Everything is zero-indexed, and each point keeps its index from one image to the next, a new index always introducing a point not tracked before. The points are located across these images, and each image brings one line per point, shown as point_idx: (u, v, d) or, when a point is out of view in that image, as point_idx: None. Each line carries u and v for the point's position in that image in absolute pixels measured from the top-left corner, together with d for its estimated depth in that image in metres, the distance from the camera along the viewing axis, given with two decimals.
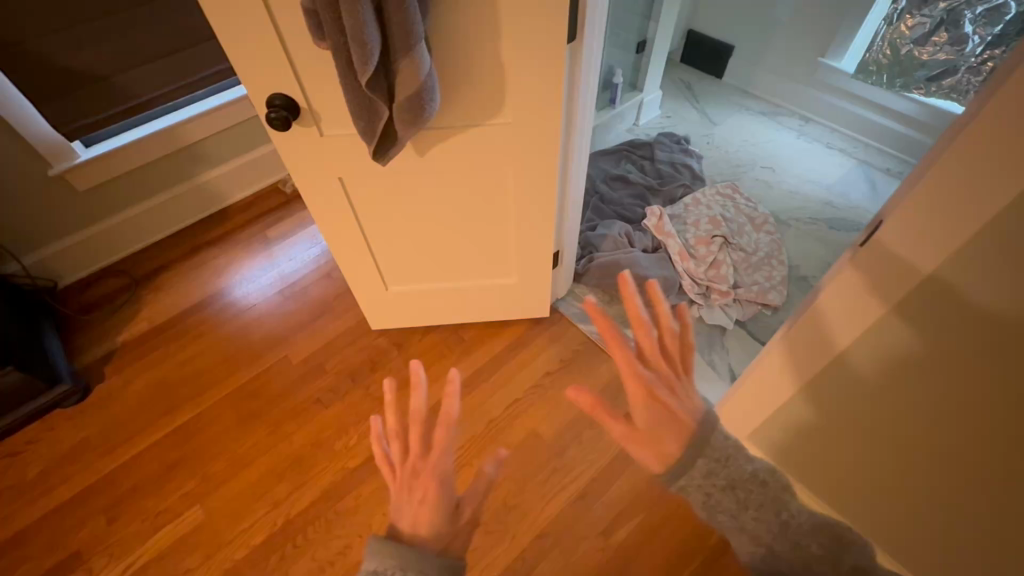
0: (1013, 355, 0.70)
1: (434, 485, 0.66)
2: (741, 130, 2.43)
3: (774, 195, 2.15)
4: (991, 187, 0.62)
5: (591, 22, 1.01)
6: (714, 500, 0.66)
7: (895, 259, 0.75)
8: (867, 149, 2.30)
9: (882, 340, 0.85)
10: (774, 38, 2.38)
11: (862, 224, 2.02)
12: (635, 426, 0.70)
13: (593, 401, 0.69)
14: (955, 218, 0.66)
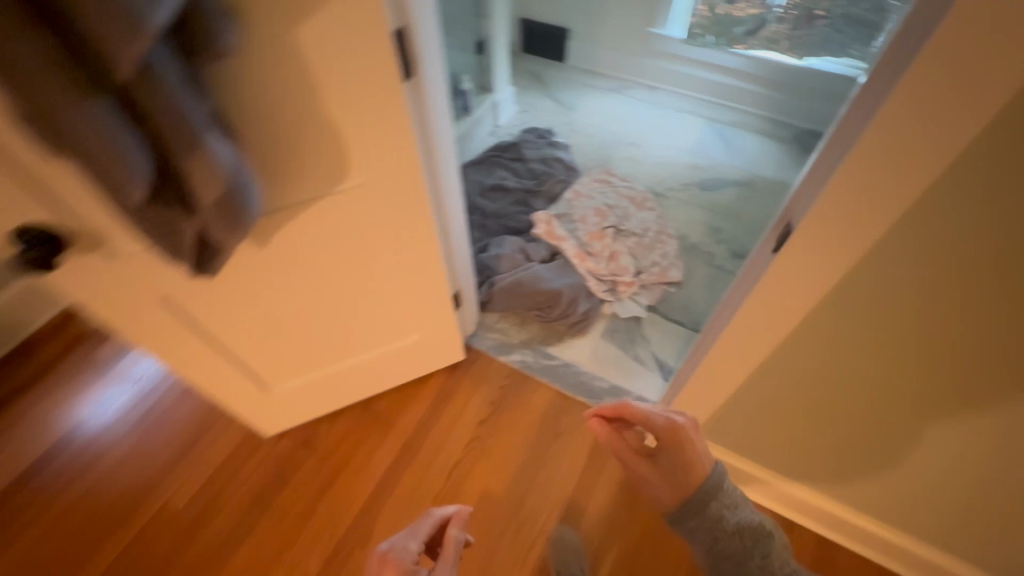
0: (930, 318, 0.72)
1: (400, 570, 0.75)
2: (598, 111, 2.44)
3: (646, 169, 2.18)
4: (896, 183, 0.58)
5: (425, 51, 0.85)
6: (722, 541, 0.85)
7: (815, 261, 0.71)
8: (710, 106, 2.43)
9: (811, 331, 0.83)
10: (605, 16, 2.42)
11: (727, 179, 2.13)
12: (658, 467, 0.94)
13: (612, 439, 1.02)
14: (864, 215, 0.63)
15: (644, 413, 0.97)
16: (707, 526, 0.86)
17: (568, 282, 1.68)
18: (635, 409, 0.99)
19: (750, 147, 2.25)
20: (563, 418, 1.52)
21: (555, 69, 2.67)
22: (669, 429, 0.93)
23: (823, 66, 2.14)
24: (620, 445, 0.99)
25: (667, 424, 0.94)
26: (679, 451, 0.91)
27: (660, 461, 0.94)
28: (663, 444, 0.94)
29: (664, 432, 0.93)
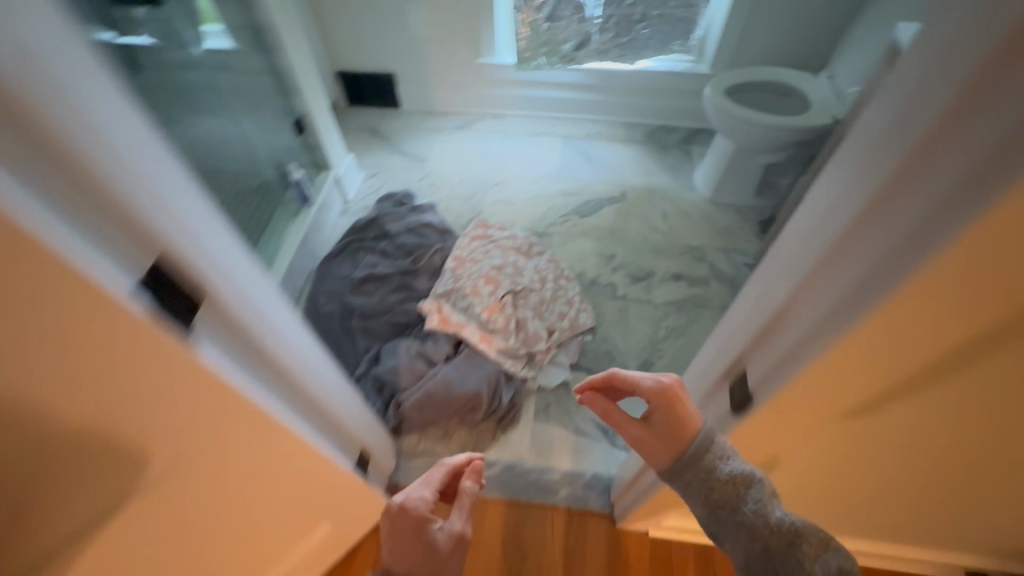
0: (925, 424, 0.65)
1: (409, 537, 0.87)
2: (452, 156, 2.26)
3: (521, 210, 2.06)
4: (919, 342, 0.48)
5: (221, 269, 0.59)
6: (715, 489, 0.74)
7: (807, 398, 0.60)
8: (561, 123, 2.35)
9: (798, 439, 0.74)
10: (430, 55, 2.23)
11: (602, 199, 2.08)
12: (653, 427, 0.82)
13: (606, 409, 0.90)
14: (871, 365, 0.52)
15: (629, 381, 0.86)
16: (700, 478, 0.75)
17: (484, 375, 1.48)
18: (621, 377, 0.88)
19: (611, 157, 2.23)
20: (525, 530, 1.35)
21: (392, 118, 2.42)
22: (658, 392, 0.82)
23: (657, 67, 2.16)
24: (612, 412, 0.88)
25: (654, 386, 0.83)
26: (669, 412, 0.80)
27: (651, 423, 0.82)
28: (653, 408, 0.82)
29: (652, 395, 0.82)
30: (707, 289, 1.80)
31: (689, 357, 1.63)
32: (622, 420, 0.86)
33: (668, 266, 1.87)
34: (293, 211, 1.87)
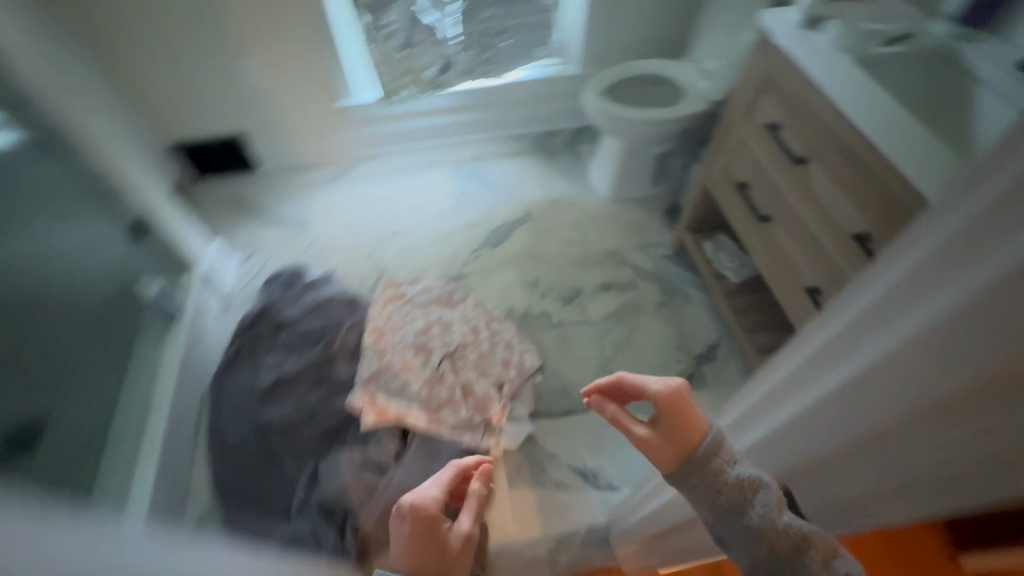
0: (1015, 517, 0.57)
1: (416, 534, 0.87)
2: (337, 212, 2.03)
3: (429, 255, 1.89)
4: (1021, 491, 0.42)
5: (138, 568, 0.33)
6: (720, 493, 0.61)
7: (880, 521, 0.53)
8: (446, 150, 2.19)
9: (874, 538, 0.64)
10: (280, 106, 1.96)
11: (509, 223, 1.98)
12: (659, 432, 0.70)
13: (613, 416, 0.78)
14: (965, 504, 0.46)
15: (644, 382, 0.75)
16: (703, 482, 0.63)
17: (443, 465, 1.33)
18: (634, 378, 0.78)
19: (505, 174, 2.13)
20: None
21: (252, 182, 2.10)
22: (674, 394, 0.71)
23: (530, 75, 2.09)
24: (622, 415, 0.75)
25: (668, 388, 0.72)
26: (681, 417, 0.68)
27: (657, 427, 0.70)
28: (662, 412, 0.71)
29: (664, 395, 0.71)
30: (637, 291, 1.78)
31: (641, 368, 1.59)
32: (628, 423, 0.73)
33: (594, 278, 1.82)
34: (161, 330, 1.56)
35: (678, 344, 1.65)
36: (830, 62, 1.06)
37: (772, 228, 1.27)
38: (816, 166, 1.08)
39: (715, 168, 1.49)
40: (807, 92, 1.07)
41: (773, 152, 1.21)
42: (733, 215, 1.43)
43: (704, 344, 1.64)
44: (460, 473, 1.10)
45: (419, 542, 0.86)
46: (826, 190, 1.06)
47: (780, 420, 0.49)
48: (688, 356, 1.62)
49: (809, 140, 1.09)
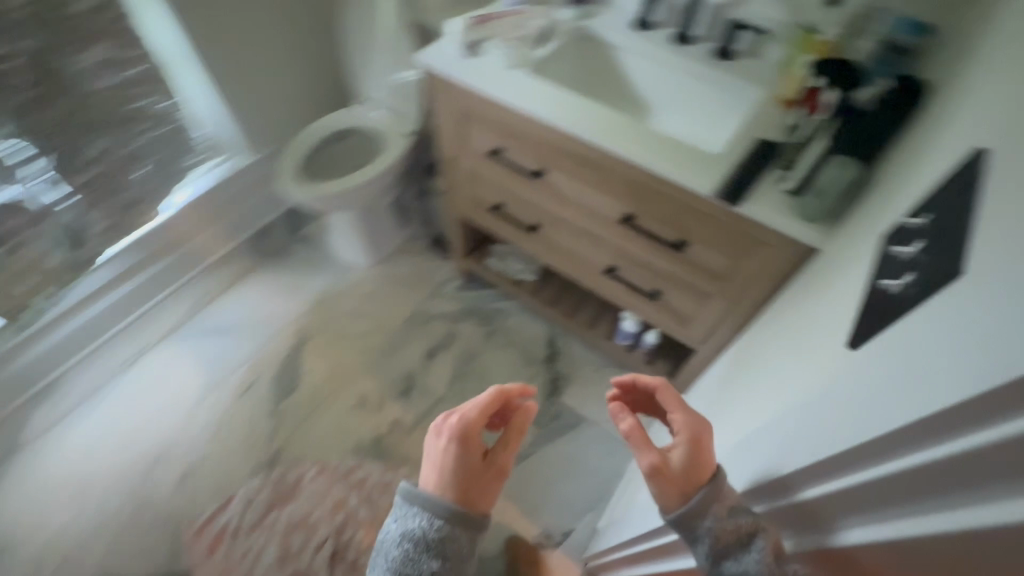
0: None
1: (457, 468, 0.67)
2: (53, 491, 1.42)
3: (221, 456, 1.47)
4: None
5: None
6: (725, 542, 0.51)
7: None
8: (153, 321, 1.66)
9: None
10: None
11: (289, 356, 1.64)
12: (673, 458, 0.57)
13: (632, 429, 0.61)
14: None
15: (673, 403, 0.61)
16: (706, 526, 0.53)
17: None
18: (669, 398, 0.63)
19: (247, 311, 1.72)
20: None
21: None
22: (700, 428, 0.59)
23: (203, 185, 1.66)
24: (636, 438, 0.59)
25: (700, 420, 0.59)
26: (708, 457, 0.57)
27: (676, 458, 0.57)
28: (687, 446, 0.57)
29: (692, 426, 0.59)
30: (462, 338, 1.69)
31: None
32: (644, 447, 0.58)
33: (415, 353, 1.66)
34: None
35: (527, 360, 1.64)
36: (509, 81, 1.09)
37: (547, 232, 1.31)
38: (556, 173, 1.13)
39: (461, 199, 1.46)
40: (510, 114, 1.10)
41: (509, 173, 1.23)
42: (505, 233, 1.43)
43: (545, 346, 1.67)
44: (506, 393, 0.75)
45: (453, 474, 0.67)
46: (575, 189, 1.13)
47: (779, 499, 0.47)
48: (542, 364, 1.63)
49: (534, 155, 1.14)
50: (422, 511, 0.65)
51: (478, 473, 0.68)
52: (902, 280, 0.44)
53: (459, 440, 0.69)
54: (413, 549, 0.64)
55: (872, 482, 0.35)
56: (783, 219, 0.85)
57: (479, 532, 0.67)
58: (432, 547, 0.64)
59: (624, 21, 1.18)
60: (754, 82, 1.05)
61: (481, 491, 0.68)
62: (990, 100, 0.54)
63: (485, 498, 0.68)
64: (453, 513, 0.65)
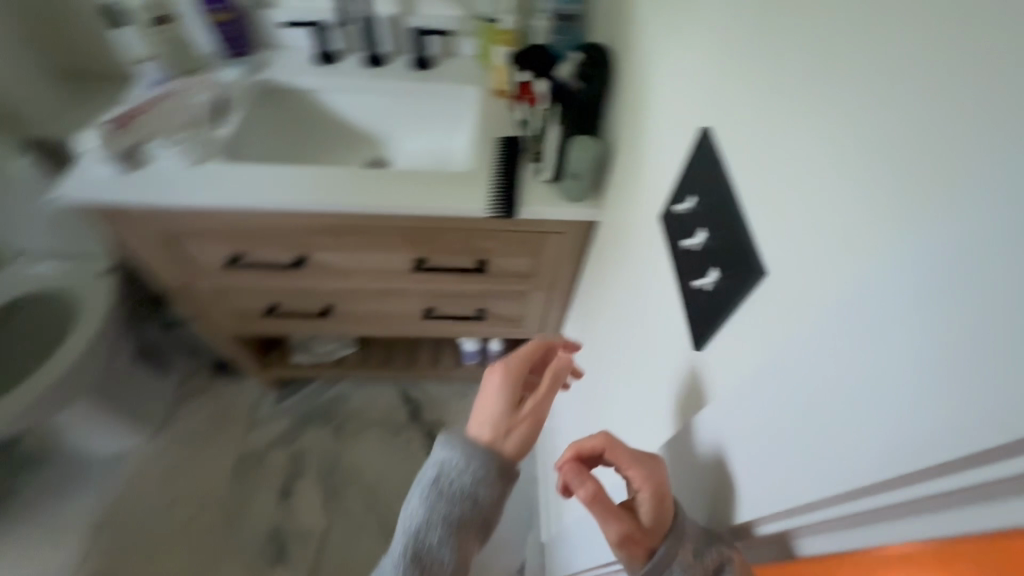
0: None
1: (508, 420, 0.55)
2: None
3: None
4: None
5: None
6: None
7: None
8: None
9: None
10: None
11: None
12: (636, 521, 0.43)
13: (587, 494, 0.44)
14: None
15: (632, 455, 0.46)
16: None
17: None
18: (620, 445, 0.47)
19: None
20: None
21: None
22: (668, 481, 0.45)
23: None
24: (599, 501, 0.44)
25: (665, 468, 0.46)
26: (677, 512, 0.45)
27: (645, 515, 0.44)
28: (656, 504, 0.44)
29: (659, 478, 0.45)
30: (313, 451, 1.44)
31: (406, 485, 1.38)
32: (612, 514, 0.43)
33: (266, 503, 1.35)
34: None
35: (393, 431, 1.48)
36: (205, 178, 0.87)
37: (343, 308, 1.14)
38: (316, 254, 0.97)
39: (222, 320, 1.18)
40: (228, 215, 0.89)
41: (264, 272, 1.02)
42: (295, 329, 1.22)
43: (402, 406, 1.52)
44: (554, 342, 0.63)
45: (489, 404, 0.55)
46: (351, 258, 0.99)
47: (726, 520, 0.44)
48: (409, 426, 1.49)
49: (285, 245, 0.95)
50: (455, 451, 0.53)
51: (507, 418, 0.55)
52: (716, 277, 0.45)
53: (505, 374, 0.56)
54: (444, 496, 0.53)
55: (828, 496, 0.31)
56: (560, 208, 0.87)
57: (510, 487, 0.55)
58: (464, 496, 0.53)
59: (304, 63, 1.05)
60: (463, 83, 1.04)
61: (518, 429, 0.55)
62: (669, 68, 0.59)
63: (513, 441, 0.55)
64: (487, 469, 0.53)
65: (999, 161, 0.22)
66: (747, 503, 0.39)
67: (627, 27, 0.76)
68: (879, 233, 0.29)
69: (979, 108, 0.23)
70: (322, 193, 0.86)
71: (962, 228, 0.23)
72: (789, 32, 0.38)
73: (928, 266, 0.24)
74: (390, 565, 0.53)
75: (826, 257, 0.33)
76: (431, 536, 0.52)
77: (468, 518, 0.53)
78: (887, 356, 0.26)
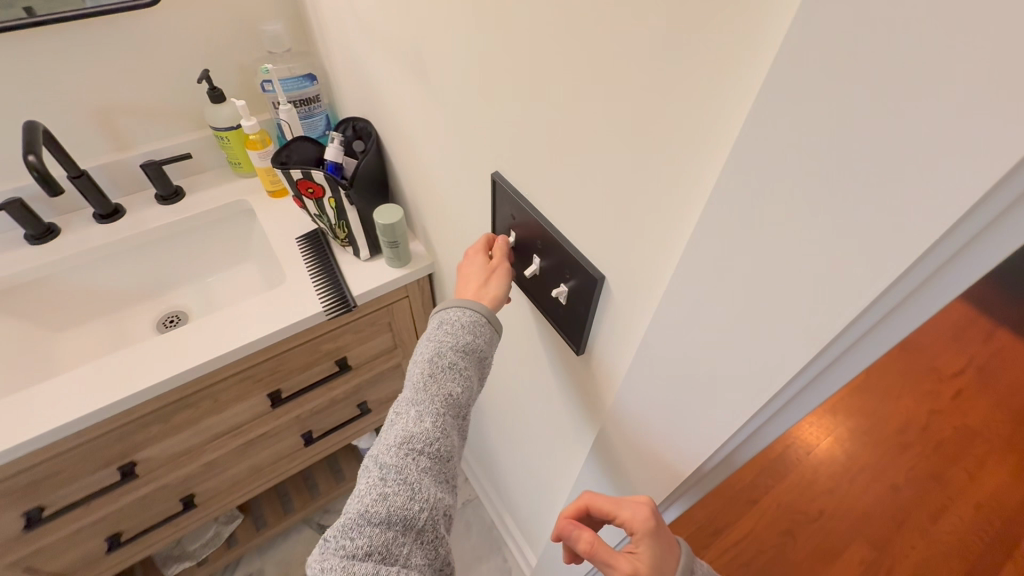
0: None
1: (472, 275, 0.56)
2: None
3: None
4: None
5: None
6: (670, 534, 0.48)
7: None
8: None
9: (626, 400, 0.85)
10: None
11: None
12: (640, 560, 0.51)
13: (586, 541, 0.50)
14: None
15: (614, 503, 0.53)
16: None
17: None
18: (604, 501, 0.54)
19: None
20: None
21: None
22: (654, 512, 0.52)
23: None
24: (598, 553, 0.50)
25: (646, 502, 0.53)
26: (665, 537, 0.52)
27: (648, 552, 0.51)
28: (648, 536, 0.51)
29: (643, 514, 0.52)
30: None
31: None
32: (613, 559, 0.50)
33: None
34: None
35: None
36: None
37: (209, 486, 0.97)
38: (145, 449, 0.80)
39: None
40: None
41: (88, 505, 0.81)
42: (160, 541, 1.00)
43: None
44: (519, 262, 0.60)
45: (471, 258, 0.58)
46: (192, 433, 0.84)
47: (668, 454, 0.50)
48: None
49: (99, 463, 0.77)
50: (453, 301, 0.54)
51: (481, 267, 0.57)
52: (566, 287, 0.52)
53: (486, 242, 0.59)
54: (449, 328, 0.52)
55: (723, 361, 0.38)
56: (397, 276, 0.86)
57: (500, 332, 0.56)
58: (467, 327, 0.53)
59: (16, 252, 0.85)
60: (231, 198, 0.96)
61: (493, 277, 0.57)
62: (435, 128, 0.64)
63: (490, 290, 0.56)
64: (451, 312, 0.53)
65: (731, 169, 0.30)
66: (671, 410, 0.46)
67: (372, 95, 0.78)
68: (671, 224, 0.37)
69: (694, 132, 0.32)
70: (122, 386, 0.71)
71: (735, 219, 0.31)
72: (528, 81, 0.44)
73: (725, 240, 0.33)
74: (406, 391, 0.51)
75: (643, 257, 0.41)
76: (442, 359, 0.51)
77: (473, 348, 0.53)
78: (726, 305, 0.35)
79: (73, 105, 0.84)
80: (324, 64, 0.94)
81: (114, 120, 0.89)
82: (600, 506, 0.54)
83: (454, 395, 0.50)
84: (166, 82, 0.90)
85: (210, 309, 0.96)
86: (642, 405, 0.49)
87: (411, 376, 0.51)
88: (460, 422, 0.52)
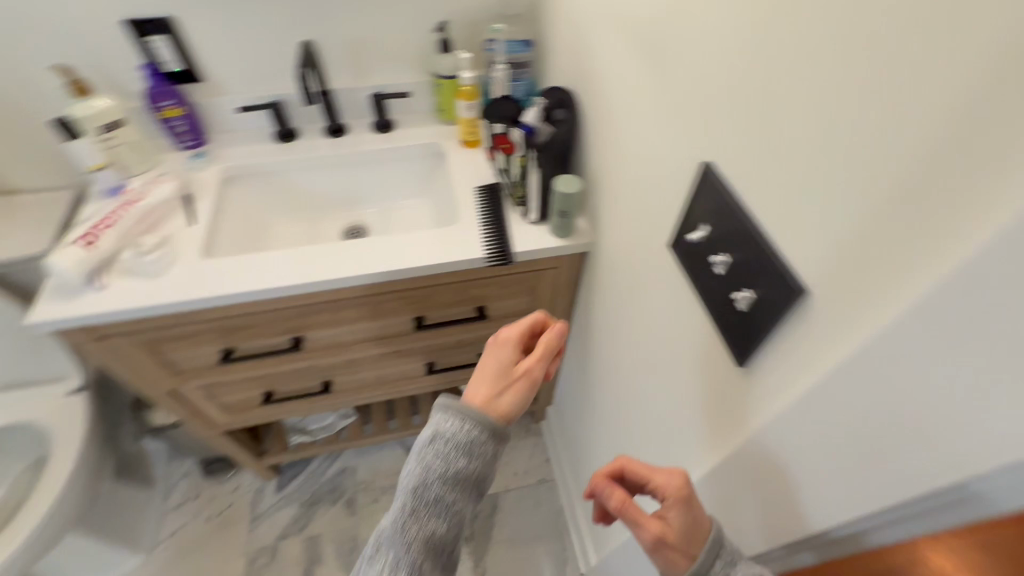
0: None
1: (486, 384, 0.55)
2: None
3: None
4: None
5: None
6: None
7: None
8: None
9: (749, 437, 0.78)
10: None
11: None
12: (670, 525, 0.49)
13: (617, 497, 0.51)
14: None
15: (649, 468, 0.53)
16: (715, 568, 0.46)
17: None
18: (639, 464, 0.54)
19: None
20: None
21: None
22: (686, 484, 0.50)
23: None
24: (627, 510, 0.50)
25: (679, 473, 0.51)
26: (698, 514, 0.49)
27: (676, 519, 0.49)
28: (677, 505, 0.49)
29: (673, 482, 0.50)
30: (328, 534, 1.37)
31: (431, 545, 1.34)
32: (641, 519, 0.49)
33: None
34: None
35: None
36: (189, 277, 0.83)
37: (344, 379, 1.11)
38: (310, 331, 0.95)
39: (215, 416, 1.13)
40: (211, 313, 0.85)
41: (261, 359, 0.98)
42: (295, 411, 1.18)
43: None
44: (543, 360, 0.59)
45: (490, 360, 0.58)
46: (346, 331, 0.97)
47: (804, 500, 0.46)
48: None
49: (277, 330, 0.92)
50: (448, 419, 0.52)
51: (498, 373, 0.56)
52: (752, 292, 0.49)
53: (507, 339, 0.60)
54: (439, 454, 0.50)
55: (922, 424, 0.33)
56: (556, 245, 0.89)
57: (499, 450, 0.54)
58: (460, 453, 0.50)
59: (267, 145, 1.05)
60: (431, 140, 1.07)
61: (507, 385, 0.56)
62: (647, 111, 0.64)
63: (502, 400, 0.54)
64: (458, 412, 0.52)
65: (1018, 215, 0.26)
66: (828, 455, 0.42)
67: (587, 69, 0.81)
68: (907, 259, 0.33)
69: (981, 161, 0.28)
70: (311, 273, 0.84)
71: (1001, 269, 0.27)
72: (778, 77, 0.42)
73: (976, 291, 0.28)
74: (387, 523, 0.49)
75: (858, 283, 0.37)
76: (427, 493, 0.49)
77: (463, 477, 0.50)
78: None
79: (337, 34, 1.00)
80: (546, 32, 0.98)
81: (362, 52, 1.03)
82: (639, 471, 0.54)
83: (436, 530, 0.49)
84: (410, 26, 1.02)
85: (387, 230, 1.09)
86: (792, 440, 0.46)
87: (395, 505, 0.50)
88: (443, 555, 0.50)
